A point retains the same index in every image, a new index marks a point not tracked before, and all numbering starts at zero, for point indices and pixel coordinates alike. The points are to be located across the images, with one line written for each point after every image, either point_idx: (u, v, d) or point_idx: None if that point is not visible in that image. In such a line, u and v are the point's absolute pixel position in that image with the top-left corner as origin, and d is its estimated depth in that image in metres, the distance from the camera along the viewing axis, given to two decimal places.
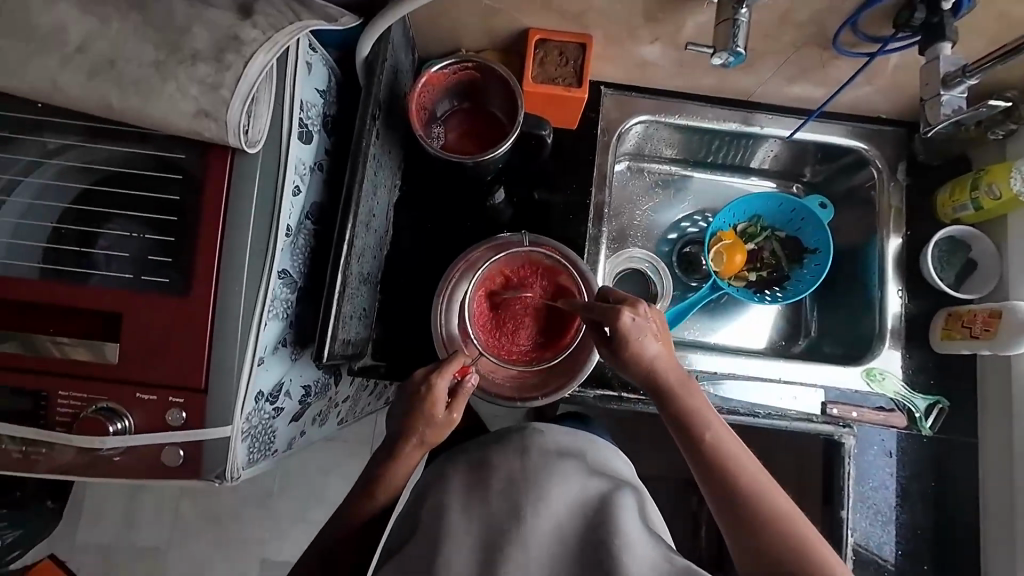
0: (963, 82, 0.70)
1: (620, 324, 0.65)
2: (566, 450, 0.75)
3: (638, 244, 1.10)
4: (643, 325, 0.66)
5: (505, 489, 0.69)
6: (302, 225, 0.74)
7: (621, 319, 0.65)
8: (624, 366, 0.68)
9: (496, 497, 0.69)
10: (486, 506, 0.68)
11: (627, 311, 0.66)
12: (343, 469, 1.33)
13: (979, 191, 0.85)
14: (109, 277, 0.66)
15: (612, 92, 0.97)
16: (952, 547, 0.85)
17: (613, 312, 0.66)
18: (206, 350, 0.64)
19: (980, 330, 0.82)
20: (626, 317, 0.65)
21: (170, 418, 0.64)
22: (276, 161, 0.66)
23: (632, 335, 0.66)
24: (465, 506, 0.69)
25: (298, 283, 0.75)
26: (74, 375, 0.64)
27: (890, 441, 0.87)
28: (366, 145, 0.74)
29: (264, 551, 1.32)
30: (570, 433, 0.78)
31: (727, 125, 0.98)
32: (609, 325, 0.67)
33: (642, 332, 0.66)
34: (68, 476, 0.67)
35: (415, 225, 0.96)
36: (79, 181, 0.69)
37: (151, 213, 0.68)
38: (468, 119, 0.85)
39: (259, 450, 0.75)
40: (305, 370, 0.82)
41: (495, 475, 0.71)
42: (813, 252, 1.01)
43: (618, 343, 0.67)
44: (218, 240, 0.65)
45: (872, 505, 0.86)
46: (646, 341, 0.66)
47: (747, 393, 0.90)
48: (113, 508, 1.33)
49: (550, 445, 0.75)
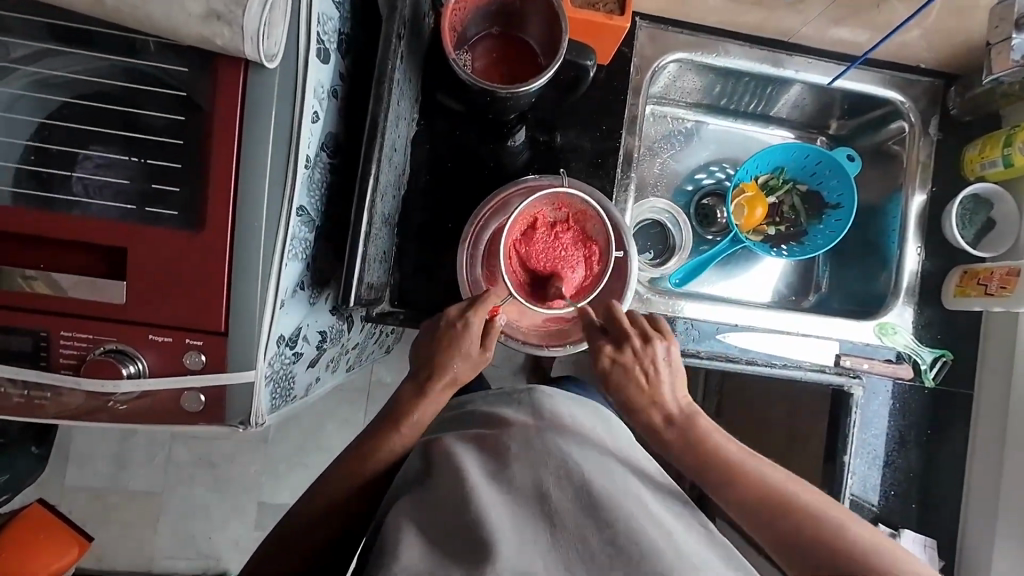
0: None
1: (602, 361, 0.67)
2: (580, 422, 0.68)
3: (657, 194, 1.06)
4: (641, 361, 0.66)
5: (526, 450, 0.60)
6: (319, 157, 0.67)
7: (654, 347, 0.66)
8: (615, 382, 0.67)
9: (516, 461, 0.59)
10: (506, 469, 0.59)
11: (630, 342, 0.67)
12: (343, 416, 1.32)
13: (1012, 148, 0.84)
14: (95, 207, 0.59)
15: (646, 25, 0.91)
16: (939, 490, 0.91)
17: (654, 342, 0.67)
18: (224, 291, 0.60)
19: (995, 287, 0.84)
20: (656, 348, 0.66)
21: (188, 361, 0.60)
22: (294, 80, 0.59)
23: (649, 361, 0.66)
24: (484, 465, 0.60)
25: (315, 222, 0.70)
26: (70, 314, 0.59)
27: (893, 392, 0.90)
28: (392, 68, 0.67)
29: (263, 495, 1.32)
30: (577, 402, 0.73)
31: (763, 68, 0.92)
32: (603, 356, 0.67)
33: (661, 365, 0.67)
34: (78, 420, 0.64)
35: (429, 165, 0.89)
36: (54, 94, 0.61)
37: (143, 135, 0.61)
38: (497, 46, 0.78)
39: (279, 396, 0.72)
40: (321, 316, 0.78)
41: (512, 438, 0.63)
42: (834, 207, 0.99)
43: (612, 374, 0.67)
44: (233, 169, 0.58)
45: (870, 451, 0.90)
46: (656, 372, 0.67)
47: (764, 345, 0.91)
48: (105, 452, 1.30)
49: (561, 412, 0.69)
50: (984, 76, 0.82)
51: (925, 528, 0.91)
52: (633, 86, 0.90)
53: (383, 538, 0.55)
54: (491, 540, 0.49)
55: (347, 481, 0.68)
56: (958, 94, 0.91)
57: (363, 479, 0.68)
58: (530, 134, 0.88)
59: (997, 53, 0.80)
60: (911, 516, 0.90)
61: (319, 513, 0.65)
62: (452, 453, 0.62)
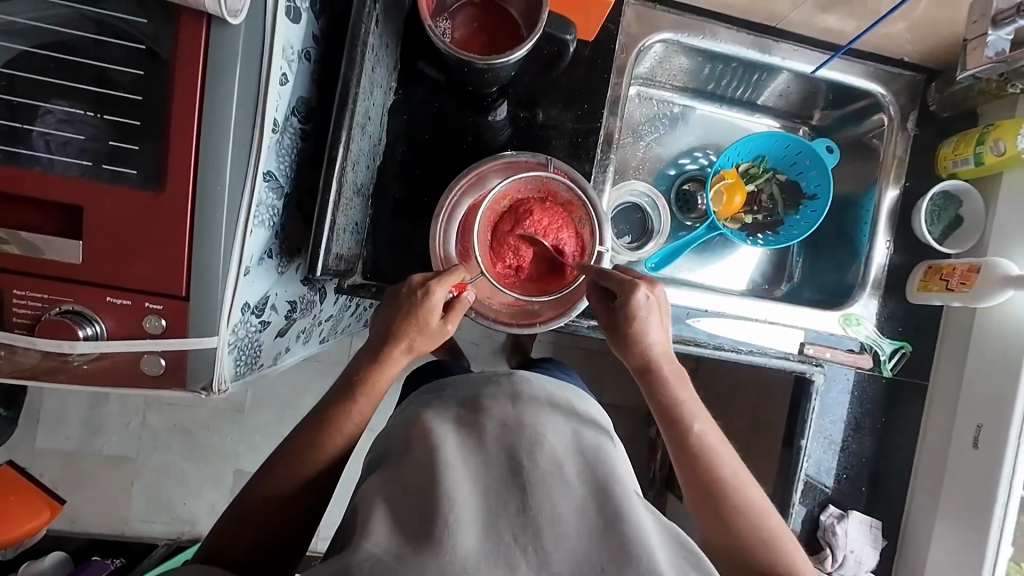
0: (1014, 21, 0.75)
1: (634, 299, 0.67)
2: (558, 401, 0.67)
3: (639, 177, 1.06)
4: (654, 306, 0.68)
5: (502, 432, 0.59)
6: (288, 121, 0.66)
7: (636, 297, 0.67)
8: (624, 348, 0.69)
9: (492, 442, 0.59)
10: (482, 450, 0.58)
11: (643, 288, 0.67)
12: (318, 389, 1.31)
13: (984, 145, 0.86)
14: (57, 164, 0.57)
15: (634, 3, 0.89)
16: (887, 476, 0.95)
17: (631, 285, 0.67)
18: (186, 257, 0.59)
19: (956, 283, 0.86)
20: (640, 295, 0.67)
21: (148, 324, 0.60)
22: (260, 37, 0.57)
23: (640, 313, 0.67)
24: (459, 445, 0.59)
25: (284, 189, 0.69)
26: (28, 273, 0.58)
27: (854, 380, 0.93)
28: (365, 33, 0.68)
29: (238, 463, 1.32)
30: (557, 383, 0.71)
31: (746, 52, 0.92)
32: (622, 298, 0.68)
33: (646, 307, 0.67)
34: (34, 381, 0.63)
35: (407, 137, 0.87)
36: (9, 41, 0.57)
37: (105, 90, 0.59)
38: (478, 15, 0.75)
39: (245, 362, 0.73)
40: (292, 285, 0.78)
41: (489, 418, 0.62)
42: (811, 198, 1.00)
43: (623, 313, 0.68)
44: (195, 130, 0.56)
45: (828, 436, 0.93)
46: (649, 319, 0.68)
47: (733, 331, 0.92)
48: (77, 417, 1.29)
49: (540, 391, 0.67)
50: (960, 72, 0.84)
51: (873, 509, 0.95)
52: (618, 64, 0.89)
53: (356, 514, 0.55)
54: (447, 523, 0.50)
55: (316, 459, 0.67)
56: (938, 89, 0.92)
57: (330, 454, 0.68)
58: (512, 109, 0.86)
59: (973, 49, 0.82)
60: (860, 498, 0.94)
61: (294, 486, 0.66)
62: (428, 433, 0.61)
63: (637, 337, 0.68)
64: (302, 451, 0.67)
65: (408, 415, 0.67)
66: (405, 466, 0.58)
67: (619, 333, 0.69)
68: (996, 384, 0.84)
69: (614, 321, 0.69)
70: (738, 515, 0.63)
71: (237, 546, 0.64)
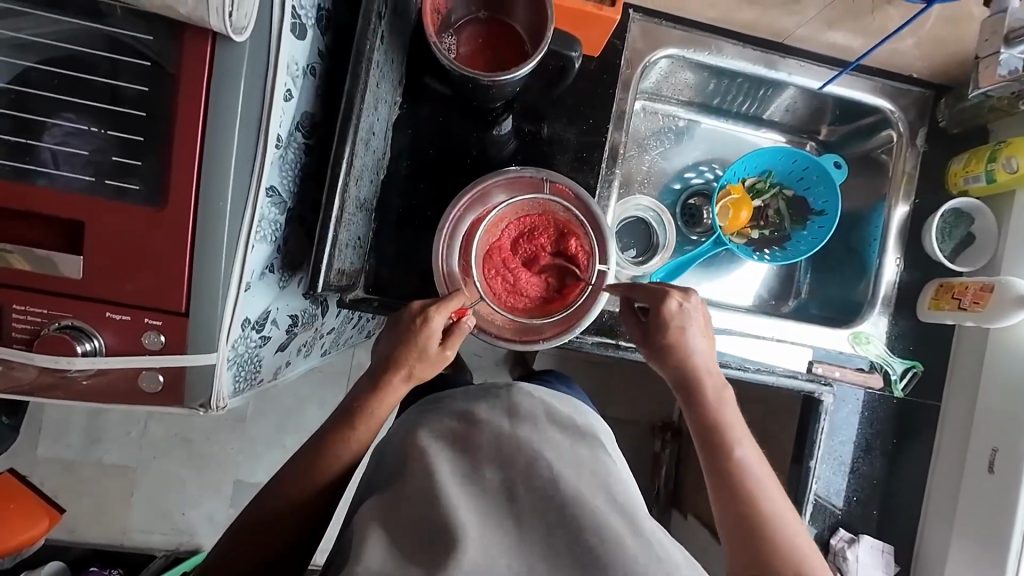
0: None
1: (663, 306, 0.67)
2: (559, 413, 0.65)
3: (644, 191, 1.05)
4: (691, 317, 0.67)
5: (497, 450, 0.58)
6: (292, 136, 0.66)
7: (667, 305, 0.67)
8: (662, 361, 0.69)
9: (488, 460, 0.57)
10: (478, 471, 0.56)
11: (676, 296, 0.67)
12: (320, 400, 1.30)
13: (996, 163, 0.85)
14: (62, 178, 0.57)
15: (639, 18, 0.89)
16: (898, 498, 0.92)
17: (662, 293, 0.67)
18: (186, 274, 0.58)
19: (969, 302, 0.84)
20: (673, 303, 0.67)
21: (146, 341, 0.59)
22: (265, 53, 0.57)
23: (675, 321, 0.67)
24: (453, 461, 0.58)
25: (287, 204, 0.68)
26: (28, 289, 0.57)
27: (863, 400, 0.91)
28: (370, 50, 0.68)
29: (237, 474, 1.31)
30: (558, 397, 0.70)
31: (752, 68, 0.91)
32: (654, 307, 0.68)
33: (680, 315, 0.67)
34: (33, 396, 0.62)
35: (411, 151, 0.87)
36: (18, 57, 0.57)
37: (112, 106, 0.59)
38: (483, 32, 0.76)
39: (243, 378, 0.73)
40: (293, 300, 0.77)
41: (484, 434, 0.60)
42: (819, 214, 0.98)
43: (654, 321, 0.68)
44: (197, 146, 0.56)
45: (837, 457, 0.91)
46: (692, 332, 0.67)
47: (740, 348, 0.90)
48: (77, 425, 1.28)
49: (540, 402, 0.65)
50: (972, 89, 0.83)
51: (884, 533, 0.92)
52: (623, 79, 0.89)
53: (348, 536, 0.54)
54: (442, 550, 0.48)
55: (313, 479, 0.66)
56: (947, 105, 0.91)
57: (327, 473, 0.66)
58: (517, 123, 0.86)
59: (985, 67, 0.81)
60: (871, 521, 0.92)
61: (294, 502, 0.65)
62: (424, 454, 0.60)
63: (677, 347, 0.67)
64: (305, 467, 0.66)
65: (405, 433, 0.66)
66: (397, 487, 0.57)
67: (654, 344, 0.69)
68: (1010, 406, 0.82)
69: (648, 329, 0.69)
70: (777, 551, 0.59)
71: (237, 564, 0.63)
